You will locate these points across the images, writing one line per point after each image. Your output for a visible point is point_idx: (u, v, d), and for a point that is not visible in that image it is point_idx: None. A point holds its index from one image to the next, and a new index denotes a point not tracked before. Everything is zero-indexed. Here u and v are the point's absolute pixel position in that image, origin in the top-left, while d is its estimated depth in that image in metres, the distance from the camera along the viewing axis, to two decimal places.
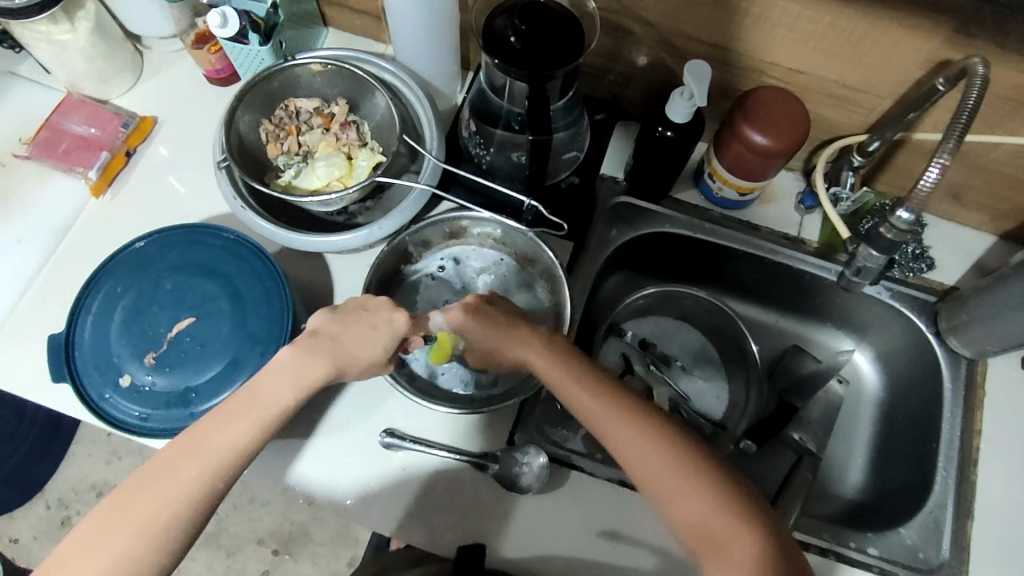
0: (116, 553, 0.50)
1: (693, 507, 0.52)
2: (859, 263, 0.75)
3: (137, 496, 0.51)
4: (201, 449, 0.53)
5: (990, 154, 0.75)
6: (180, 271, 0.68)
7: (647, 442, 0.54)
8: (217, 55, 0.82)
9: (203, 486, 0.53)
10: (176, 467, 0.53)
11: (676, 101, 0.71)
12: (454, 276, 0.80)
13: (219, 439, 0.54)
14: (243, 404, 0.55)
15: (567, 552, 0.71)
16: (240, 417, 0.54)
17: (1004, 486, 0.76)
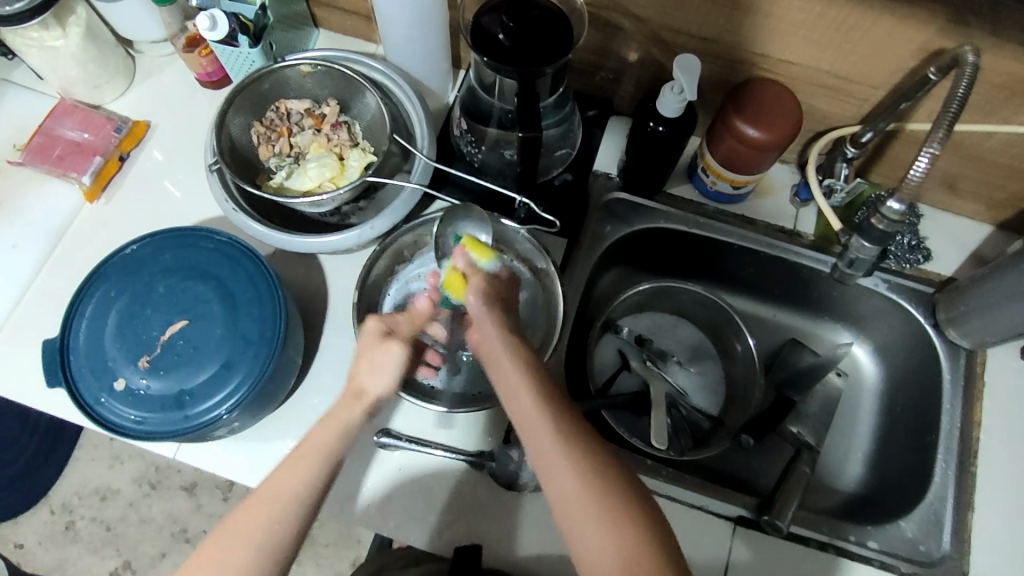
0: None
1: (591, 523, 0.52)
2: (853, 255, 0.75)
3: (223, 547, 0.54)
4: (272, 508, 0.55)
5: (985, 143, 0.74)
6: (173, 275, 0.68)
7: (563, 448, 0.54)
8: (208, 58, 0.83)
9: (277, 531, 0.55)
10: (251, 515, 0.55)
11: (665, 96, 0.71)
12: None
13: (289, 482, 0.56)
14: (301, 456, 0.57)
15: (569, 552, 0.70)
16: (300, 467, 0.56)
17: (1004, 477, 0.75)
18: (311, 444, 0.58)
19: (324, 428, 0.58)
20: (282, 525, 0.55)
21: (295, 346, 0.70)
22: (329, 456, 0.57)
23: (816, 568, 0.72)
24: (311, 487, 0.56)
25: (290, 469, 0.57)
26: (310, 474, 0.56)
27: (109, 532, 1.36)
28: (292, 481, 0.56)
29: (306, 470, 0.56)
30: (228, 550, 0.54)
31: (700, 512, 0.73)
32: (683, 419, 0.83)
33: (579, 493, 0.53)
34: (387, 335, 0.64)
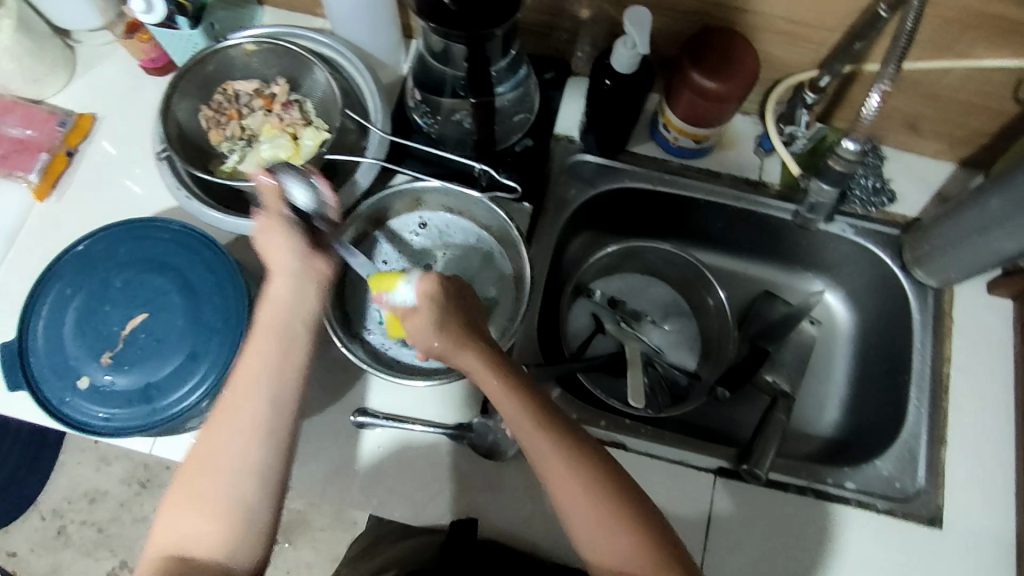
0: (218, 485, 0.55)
1: (605, 542, 0.55)
2: (813, 199, 0.76)
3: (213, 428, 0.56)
4: (254, 379, 0.57)
5: (943, 79, 0.74)
6: (129, 268, 0.67)
7: (584, 482, 0.56)
8: (150, 44, 0.80)
9: (256, 402, 0.56)
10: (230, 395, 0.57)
11: (619, 51, 0.70)
12: (422, 242, 0.77)
13: (255, 359, 0.58)
14: (263, 335, 0.58)
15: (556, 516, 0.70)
16: (263, 346, 0.58)
17: (973, 409, 0.77)
18: (262, 324, 0.59)
19: (268, 306, 0.59)
20: (261, 395, 0.57)
21: None
22: (287, 328, 0.59)
23: (799, 514, 0.73)
24: (273, 367, 0.58)
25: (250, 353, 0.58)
26: (270, 350, 0.58)
27: (102, 534, 1.36)
28: (258, 359, 0.58)
29: (264, 348, 0.58)
30: (222, 445, 0.56)
31: (681, 467, 0.74)
32: (658, 377, 0.84)
33: (598, 521, 0.56)
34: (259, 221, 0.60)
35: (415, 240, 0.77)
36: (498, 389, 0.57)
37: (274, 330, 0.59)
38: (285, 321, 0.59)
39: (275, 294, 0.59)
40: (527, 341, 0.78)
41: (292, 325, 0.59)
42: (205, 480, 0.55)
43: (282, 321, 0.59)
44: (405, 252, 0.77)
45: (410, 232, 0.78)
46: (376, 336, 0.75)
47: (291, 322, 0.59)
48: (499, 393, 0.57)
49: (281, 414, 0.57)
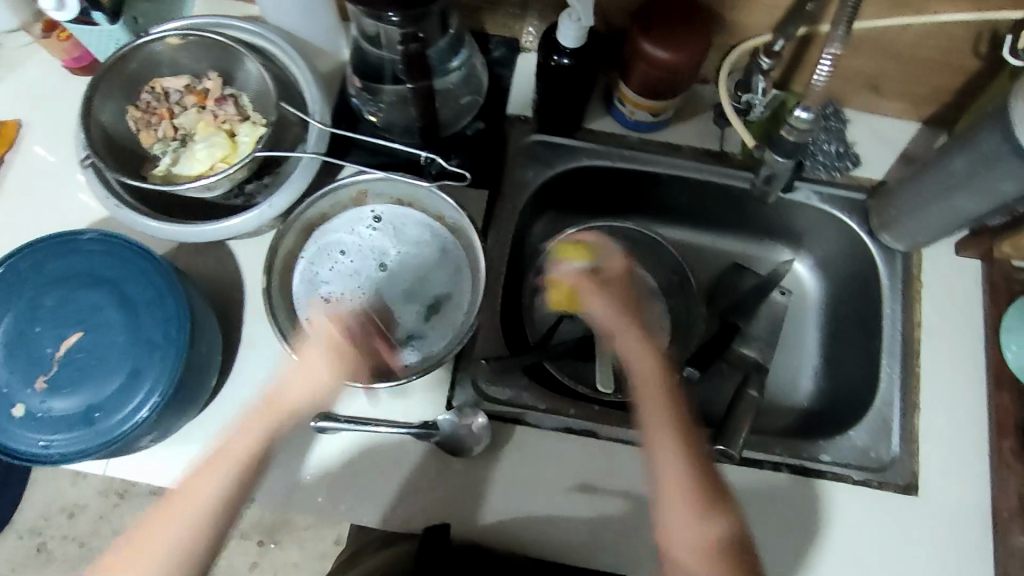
0: None
1: (682, 506, 0.58)
2: (769, 169, 0.72)
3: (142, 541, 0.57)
4: (196, 502, 0.58)
5: (901, 37, 0.72)
6: (61, 284, 0.63)
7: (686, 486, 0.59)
8: (70, 43, 0.76)
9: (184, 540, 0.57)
10: (163, 525, 0.57)
11: (564, 25, 0.67)
12: (374, 236, 0.74)
13: (204, 490, 0.58)
14: (217, 463, 0.59)
15: (530, 510, 0.69)
16: (213, 474, 0.58)
17: (945, 374, 0.76)
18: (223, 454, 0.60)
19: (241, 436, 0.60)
20: (188, 533, 0.57)
21: (209, 342, 0.66)
22: (244, 467, 0.59)
23: (778, 488, 0.72)
24: (223, 494, 0.58)
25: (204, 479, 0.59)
26: (222, 480, 0.59)
27: None
28: (208, 494, 0.58)
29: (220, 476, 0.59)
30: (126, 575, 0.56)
31: None
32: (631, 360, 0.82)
33: (693, 526, 0.57)
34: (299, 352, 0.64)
35: (373, 236, 0.74)
36: (646, 385, 0.64)
37: (231, 460, 0.59)
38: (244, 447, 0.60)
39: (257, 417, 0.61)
40: (490, 332, 0.75)
41: (251, 459, 0.60)
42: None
43: (245, 454, 0.60)
44: (363, 248, 0.74)
45: (366, 229, 0.74)
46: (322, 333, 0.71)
47: (248, 460, 0.60)
48: (648, 386, 0.64)
49: (193, 553, 0.57)
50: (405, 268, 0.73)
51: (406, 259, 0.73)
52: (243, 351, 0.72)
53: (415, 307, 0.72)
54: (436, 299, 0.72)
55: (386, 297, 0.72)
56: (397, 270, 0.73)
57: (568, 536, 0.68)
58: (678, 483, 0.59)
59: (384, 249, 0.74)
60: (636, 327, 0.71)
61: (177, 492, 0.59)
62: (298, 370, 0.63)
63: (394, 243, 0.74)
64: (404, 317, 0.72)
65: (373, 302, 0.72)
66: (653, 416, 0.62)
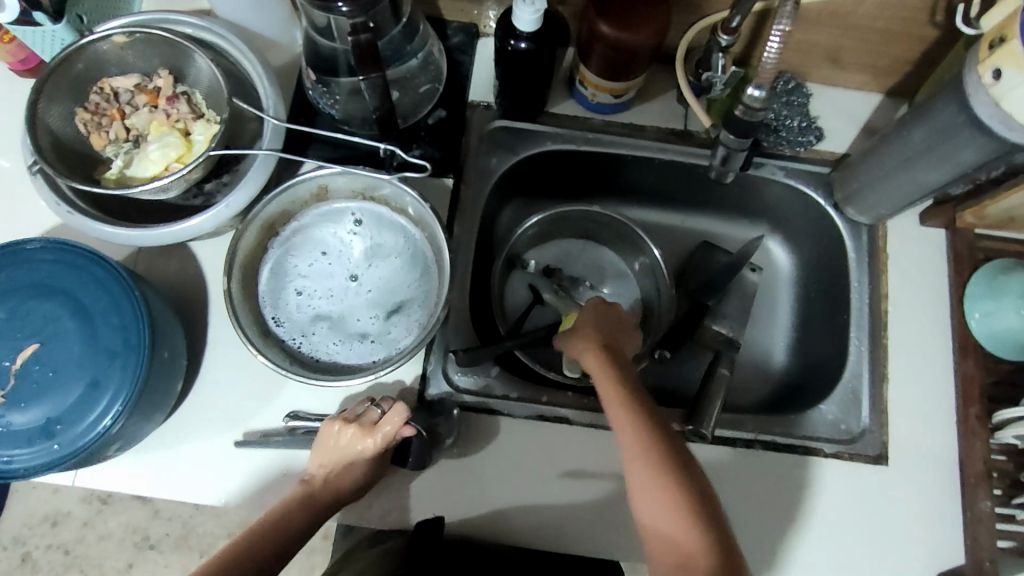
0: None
1: (648, 492, 0.53)
2: (724, 150, 0.71)
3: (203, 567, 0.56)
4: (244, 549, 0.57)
5: (858, 9, 0.71)
6: (14, 296, 0.62)
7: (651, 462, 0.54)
8: (14, 45, 0.72)
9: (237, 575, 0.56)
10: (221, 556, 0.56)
11: (519, 9, 0.65)
12: (352, 239, 0.74)
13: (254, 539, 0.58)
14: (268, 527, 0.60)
15: (519, 499, 0.69)
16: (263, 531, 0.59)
17: (912, 343, 0.77)
18: (271, 516, 0.61)
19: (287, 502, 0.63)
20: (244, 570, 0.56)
21: (172, 346, 0.65)
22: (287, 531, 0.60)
23: (770, 467, 0.72)
24: (257, 549, 0.57)
25: (246, 538, 0.59)
26: (265, 530, 0.59)
27: None
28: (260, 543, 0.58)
29: (261, 529, 0.59)
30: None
31: None
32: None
33: (660, 507, 0.52)
34: (330, 432, 0.64)
35: (360, 236, 0.74)
36: (601, 372, 0.60)
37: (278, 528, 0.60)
38: (299, 514, 0.61)
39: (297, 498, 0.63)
40: (459, 322, 0.75)
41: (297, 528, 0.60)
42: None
43: (289, 513, 0.61)
44: (342, 249, 0.74)
45: (352, 227, 0.74)
46: (286, 330, 0.70)
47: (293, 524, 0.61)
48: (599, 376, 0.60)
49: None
50: (379, 276, 0.73)
51: (381, 267, 0.74)
52: (210, 353, 0.72)
53: (383, 313, 0.72)
54: (405, 302, 0.72)
55: (356, 303, 0.73)
56: (372, 277, 0.73)
57: (549, 520, 0.69)
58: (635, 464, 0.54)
59: (363, 248, 0.74)
60: (596, 340, 0.64)
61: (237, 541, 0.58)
62: (324, 452, 0.64)
63: (377, 247, 0.74)
64: (371, 322, 0.72)
65: (342, 304, 0.72)
66: (611, 400, 0.58)
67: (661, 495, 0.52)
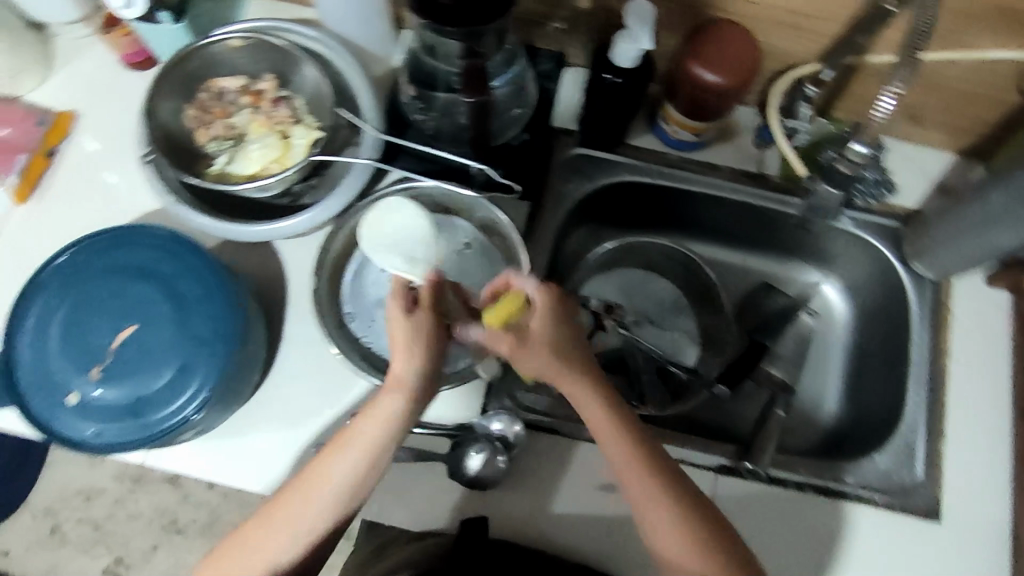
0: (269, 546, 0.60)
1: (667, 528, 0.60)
2: (819, 200, 0.78)
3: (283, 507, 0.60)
4: (328, 484, 0.60)
5: (946, 70, 0.73)
6: (115, 277, 0.65)
7: (683, 526, 0.60)
8: (128, 39, 0.78)
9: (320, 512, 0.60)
10: (301, 497, 0.60)
11: (620, 45, 0.68)
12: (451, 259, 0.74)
13: (337, 470, 0.60)
14: (346, 444, 0.61)
15: (575, 518, 0.70)
16: (343, 454, 0.61)
17: (973, 403, 0.77)
18: (358, 435, 0.61)
19: (371, 420, 0.61)
20: (320, 505, 0.60)
21: (257, 340, 0.67)
22: (376, 449, 0.61)
23: (825, 511, 0.73)
24: (350, 485, 0.60)
25: (336, 461, 0.61)
26: (353, 464, 0.60)
27: (97, 531, 1.26)
28: (339, 471, 0.60)
29: (351, 458, 0.61)
30: (270, 536, 0.60)
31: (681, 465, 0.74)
32: (640, 367, 0.85)
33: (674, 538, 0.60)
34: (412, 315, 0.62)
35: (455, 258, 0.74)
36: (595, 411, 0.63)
37: (365, 446, 0.61)
38: (374, 435, 0.61)
39: (381, 411, 0.61)
40: None
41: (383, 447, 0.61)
42: (257, 548, 0.60)
43: (377, 441, 0.61)
44: None
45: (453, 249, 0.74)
46: (362, 333, 0.72)
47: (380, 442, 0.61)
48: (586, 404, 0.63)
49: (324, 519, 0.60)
50: None
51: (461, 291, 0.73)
52: (283, 349, 0.74)
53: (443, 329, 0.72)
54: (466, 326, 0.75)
55: None
56: None
57: (591, 541, 0.69)
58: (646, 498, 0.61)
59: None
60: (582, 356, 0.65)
61: (317, 464, 0.61)
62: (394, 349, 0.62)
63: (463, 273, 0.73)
64: None
65: None
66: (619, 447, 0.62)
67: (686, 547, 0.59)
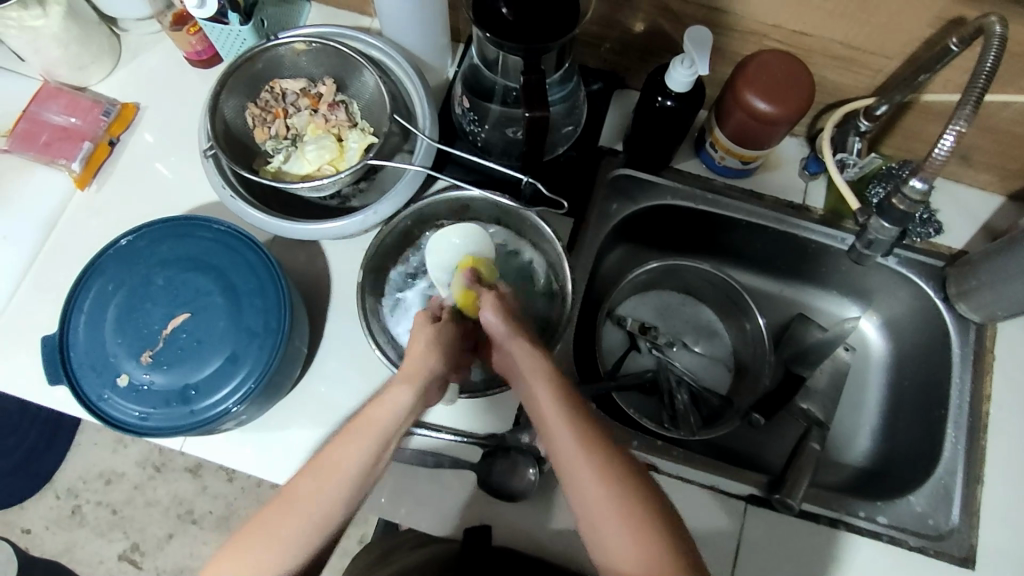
0: (272, 542, 0.50)
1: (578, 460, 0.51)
2: (871, 234, 0.74)
3: (293, 497, 0.51)
4: (345, 470, 0.51)
5: (1001, 113, 0.72)
6: (172, 267, 0.66)
7: (594, 459, 0.51)
8: (197, 37, 0.79)
9: (334, 508, 0.51)
10: (308, 487, 0.51)
11: (676, 70, 0.68)
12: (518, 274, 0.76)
13: (348, 457, 0.52)
14: (360, 430, 0.53)
15: None
16: (360, 442, 0.52)
17: (1013, 451, 0.75)
18: (364, 422, 0.53)
19: (381, 404, 0.54)
20: (331, 503, 0.51)
21: (301, 337, 0.69)
22: (391, 435, 0.53)
23: (856, 550, 0.72)
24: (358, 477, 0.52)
25: (340, 449, 0.52)
26: (364, 451, 0.52)
27: (115, 515, 1.28)
28: (350, 459, 0.51)
29: (358, 446, 0.52)
30: (272, 530, 0.50)
31: (711, 492, 0.73)
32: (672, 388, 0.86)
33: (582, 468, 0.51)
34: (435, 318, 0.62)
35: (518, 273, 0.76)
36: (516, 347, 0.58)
37: (376, 432, 0.53)
38: (388, 413, 0.53)
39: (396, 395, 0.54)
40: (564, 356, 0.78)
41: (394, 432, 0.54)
42: (253, 549, 0.49)
43: (386, 428, 0.53)
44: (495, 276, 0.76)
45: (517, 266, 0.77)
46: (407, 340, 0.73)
47: (393, 427, 0.53)
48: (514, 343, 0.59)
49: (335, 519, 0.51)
50: None
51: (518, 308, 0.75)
52: (320, 347, 0.75)
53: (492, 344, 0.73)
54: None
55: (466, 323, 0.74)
56: None
57: None
58: (562, 431, 0.52)
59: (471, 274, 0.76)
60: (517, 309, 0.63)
61: (323, 452, 0.52)
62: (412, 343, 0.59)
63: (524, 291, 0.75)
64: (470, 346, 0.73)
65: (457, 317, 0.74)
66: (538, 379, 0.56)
67: (593, 479, 0.50)
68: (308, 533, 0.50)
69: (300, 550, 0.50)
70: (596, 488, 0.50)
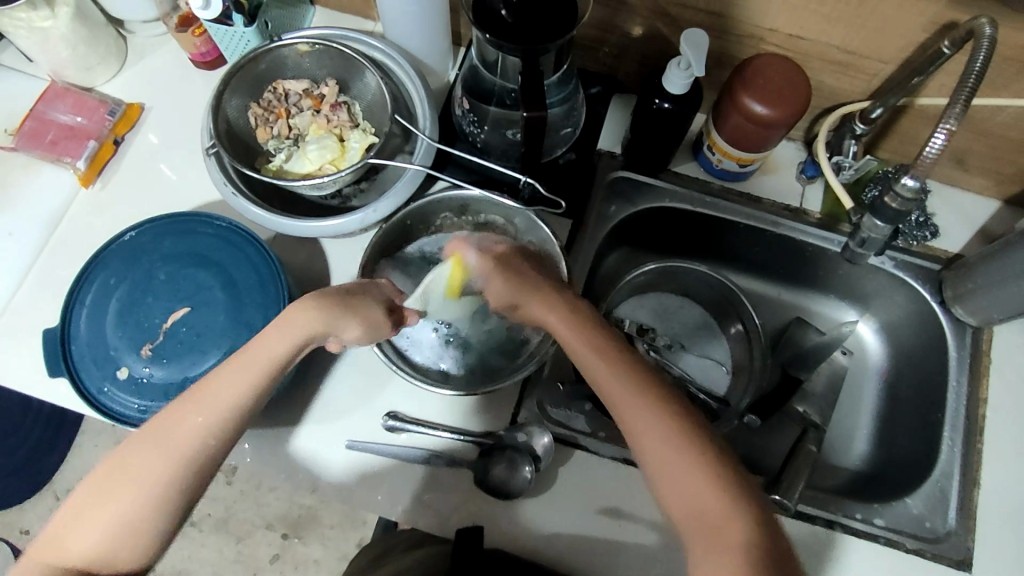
0: (149, 468, 0.52)
1: (647, 421, 0.53)
2: (864, 234, 0.75)
3: (171, 426, 0.52)
4: (222, 399, 0.53)
5: (995, 117, 0.73)
6: (174, 262, 0.67)
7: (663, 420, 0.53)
8: (202, 38, 0.81)
9: (208, 438, 0.53)
10: (185, 415, 0.53)
11: (673, 72, 0.69)
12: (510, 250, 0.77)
13: (227, 388, 0.54)
14: (245, 359, 0.55)
15: (598, 537, 0.69)
16: (245, 372, 0.54)
17: (1011, 455, 0.75)
18: (250, 353, 0.55)
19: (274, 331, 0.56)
20: (207, 431, 0.53)
21: None
22: (277, 367, 0.55)
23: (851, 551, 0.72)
24: (242, 408, 0.54)
25: (222, 381, 0.54)
26: (246, 383, 0.54)
27: None
28: (228, 391, 0.53)
29: (238, 375, 0.54)
30: (148, 459, 0.52)
31: None
32: None
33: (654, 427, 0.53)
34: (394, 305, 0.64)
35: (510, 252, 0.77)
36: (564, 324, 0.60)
37: (263, 360, 0.55)
38: (281, 343, 0.55)
39: (293, 322, 0.56)
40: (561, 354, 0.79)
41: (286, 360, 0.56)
42: (132, 475, 0.51)
43: (276, 358, 0.55)
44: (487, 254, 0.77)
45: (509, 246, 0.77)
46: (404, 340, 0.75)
47: (284, 357, 0.56)
48: (565, 320, 0.61)
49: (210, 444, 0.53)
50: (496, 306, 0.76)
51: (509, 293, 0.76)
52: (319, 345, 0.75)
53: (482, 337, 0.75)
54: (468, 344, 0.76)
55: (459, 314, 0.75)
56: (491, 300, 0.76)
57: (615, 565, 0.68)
58: (629, 396, 0.55)
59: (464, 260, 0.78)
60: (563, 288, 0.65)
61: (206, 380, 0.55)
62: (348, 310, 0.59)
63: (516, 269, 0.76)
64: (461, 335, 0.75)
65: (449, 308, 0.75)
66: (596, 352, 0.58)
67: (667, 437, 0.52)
68: (179, 461, 0.52)
69: (175, 476, 0.52)
70: (669, 446, 0.52)
